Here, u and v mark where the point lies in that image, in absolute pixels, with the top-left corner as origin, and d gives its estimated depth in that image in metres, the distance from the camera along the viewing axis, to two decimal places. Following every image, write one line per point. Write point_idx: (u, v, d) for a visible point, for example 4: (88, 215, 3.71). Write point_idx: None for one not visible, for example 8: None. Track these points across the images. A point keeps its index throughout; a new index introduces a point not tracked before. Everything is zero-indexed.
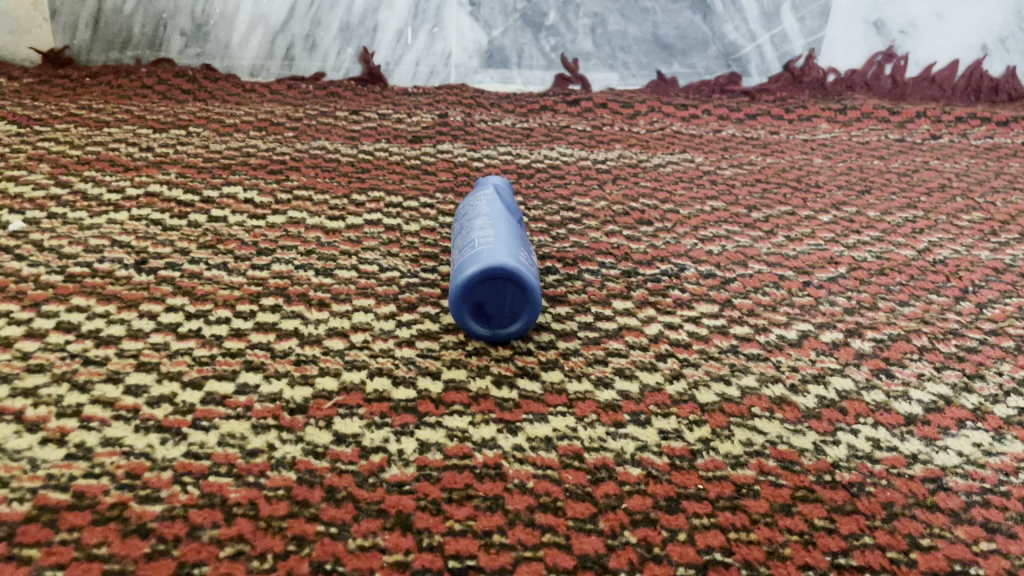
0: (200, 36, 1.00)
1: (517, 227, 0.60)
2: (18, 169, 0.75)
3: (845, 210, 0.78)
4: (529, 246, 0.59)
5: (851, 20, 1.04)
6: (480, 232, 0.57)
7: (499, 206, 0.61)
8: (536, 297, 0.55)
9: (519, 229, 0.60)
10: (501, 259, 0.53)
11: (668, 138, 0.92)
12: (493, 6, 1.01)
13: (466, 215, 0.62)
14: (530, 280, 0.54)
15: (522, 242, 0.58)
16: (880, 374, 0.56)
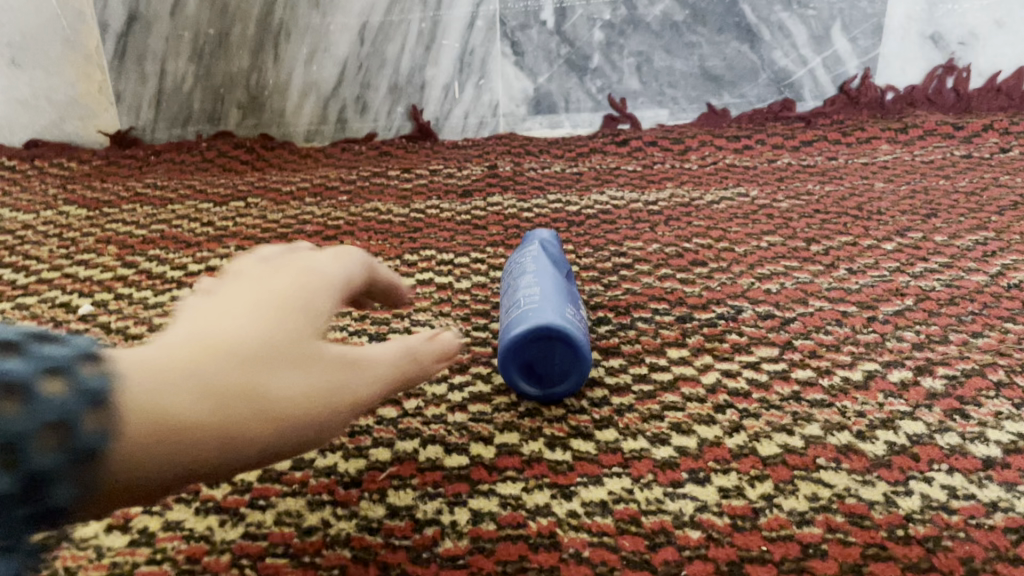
0: (256, 106, 1.03)
1: (565, 284, 0.60)
2: (88, 252, 0.78)
3: (911, 237, 0.75)
4: (578, 302, 0.59)
5: (906, 36, 1.01)
6: (528, 289, 0.57)
7: (545, 261, 0.61)
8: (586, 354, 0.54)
9: (567, 286, 0.60)
10: (548, 318, 0.53)
11: (721, 172, 0.91)
12: (537, 54, 1.03)
13: (512, 271, 0.62)
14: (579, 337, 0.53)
15: (571, 298, 0.58)
16: (954, 415, 0.53)
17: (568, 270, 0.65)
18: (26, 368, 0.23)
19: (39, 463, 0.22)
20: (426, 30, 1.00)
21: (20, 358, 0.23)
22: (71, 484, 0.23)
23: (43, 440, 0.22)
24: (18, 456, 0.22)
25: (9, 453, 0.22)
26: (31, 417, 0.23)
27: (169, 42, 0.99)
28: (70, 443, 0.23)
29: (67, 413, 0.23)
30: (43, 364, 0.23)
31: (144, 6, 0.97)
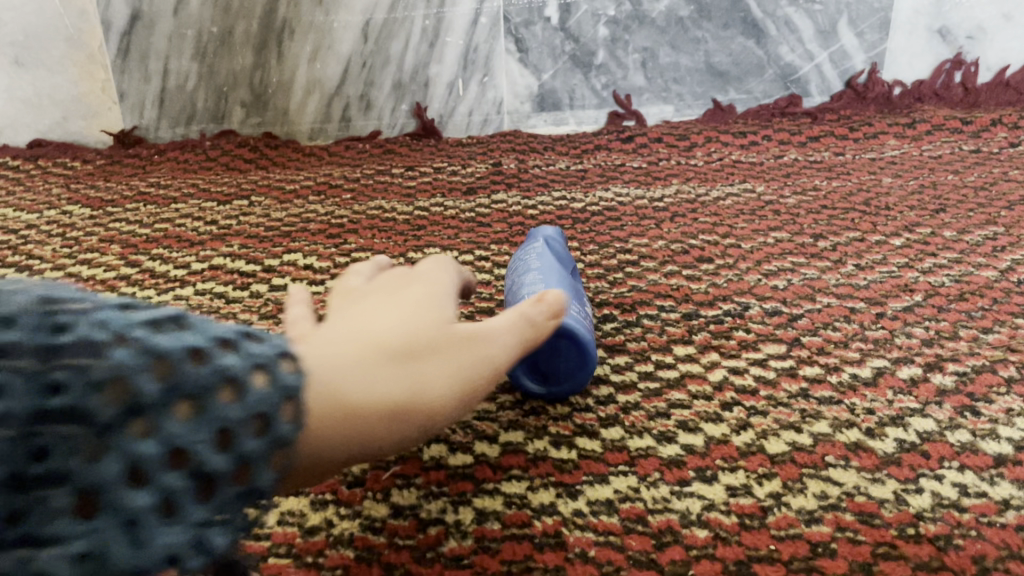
0: (259, 104, 1.03)
1: (570, 282, 0.59)
2: (91, 252, 0.77)
3: (919, 232, 0.74)
4: (583, 300, 0.58)
5: (913, 30, 1.00)
6: (534, 287, 0.56)
7: (550, 259, 0.60)
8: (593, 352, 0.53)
9: (572, 284, 0.59)
10: None
11: (727, 168, 0.90)
12: (542, 50, 1.02)
13: (517, 268, 0.61)
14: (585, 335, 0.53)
15: (577, 296, 0.57)
16: (965, 412, 0.53)
17: (572, 267, 0.64)
18: (239, 365, 0.28)
19: (247, 446, 0.27)
20: (429, 27, 0.99)
21: (234, 355, 0.28)
22: (270, 468, 0.28)
23: (252, 428, 0.27)
24: (232, 440, 0.27)
25: (225, 435, 0.27)
26: (242, 406, 0.27)
27: (172, 41, 0.99)
28: (272, 431, 0.28)
29: (269, 407, 0.28)
30: (254, 360, 0.28)
31: (147, 4, 0.97)
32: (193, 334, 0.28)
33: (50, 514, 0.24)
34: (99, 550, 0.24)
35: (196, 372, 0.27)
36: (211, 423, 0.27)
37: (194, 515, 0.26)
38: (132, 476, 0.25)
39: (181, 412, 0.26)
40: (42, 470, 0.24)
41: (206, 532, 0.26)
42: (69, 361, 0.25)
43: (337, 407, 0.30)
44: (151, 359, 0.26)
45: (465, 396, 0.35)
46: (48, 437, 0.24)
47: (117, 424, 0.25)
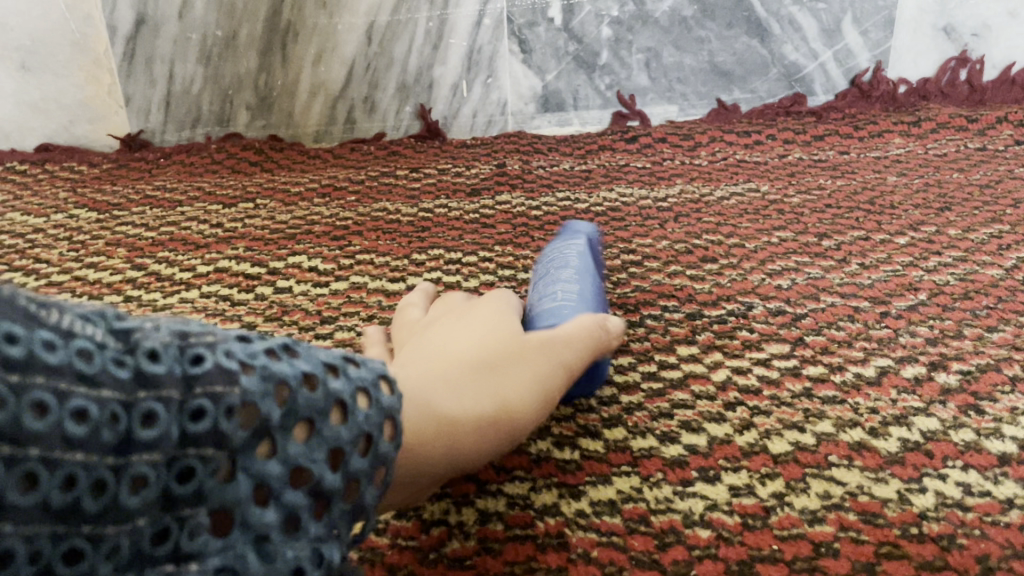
0: (264, 108, 1.04)
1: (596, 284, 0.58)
2: (97, 255, 0.78)
3: (924, 231, 0.74)
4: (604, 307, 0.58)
5: (917, 29, 1.00)
6: (562, 284, 0.56)
7: (589, 263, 0.60)
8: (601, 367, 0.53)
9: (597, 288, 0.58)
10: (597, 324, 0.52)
11: (732, 168, 0.90)
12: (545, 51, 1.02)
13: (554, 259, 0.61)
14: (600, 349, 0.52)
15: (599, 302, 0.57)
16: (969, 411, 0.52)
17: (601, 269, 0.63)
18: (345, 390, 0.32)
19: (354, 464, 0.31)
20: (433, 29, 1.00)
21: (339, 380, 0.32)
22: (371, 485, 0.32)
23: (359, 447, 0.31)
24: (342, 458, 0.31)
25: (336, 454, 0.31)
26: (350, 427, 0.31)
27: (178, 44, 0.99)
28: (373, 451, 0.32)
29: (370, 428, 0.32)
30: (355, 384, 0.32)
31: (152, 9, 0.97)
32: (308, 362, 0.32)
33: (193, 532, 0.26)
34: (234, 564, 0.27)
35: (314, 397, 0.30)
36: (327, 443, 0.30)
37: (313, 530, 0.29)
38: (262, 493, 0.28)
39: (299, 434, 0.30)
40: (185, 490, 0.26)
41: (321, 544, 0.30)
42: (209, 390, 0.27)
43: (434, 427, 0.38)
44: (275, 386, 0.29)
45: (530, 418, 0.44)
46: (190, 460, 0.26)
47: (251, 447, 0.28)
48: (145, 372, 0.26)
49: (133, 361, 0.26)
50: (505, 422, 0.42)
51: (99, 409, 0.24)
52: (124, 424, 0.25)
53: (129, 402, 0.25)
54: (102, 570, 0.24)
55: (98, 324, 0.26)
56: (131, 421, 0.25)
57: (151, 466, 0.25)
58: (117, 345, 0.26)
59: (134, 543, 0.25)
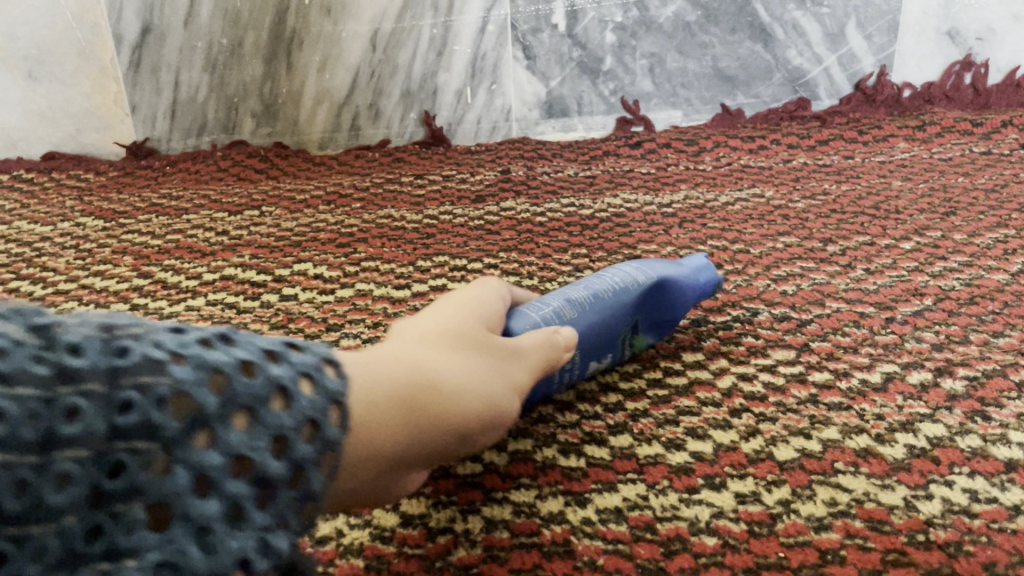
0: (269, 115, 1.04)
1: (596, 319, 0.56)
2: (104, 263, 0.78)
3: (929, 235, 0.74)
4: (589, 343, 0.56)
5: (921, 33, 1.00)
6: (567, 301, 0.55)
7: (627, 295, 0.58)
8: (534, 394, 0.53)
9: (597, 322, 0.56)
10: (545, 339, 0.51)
11: (736, 173, 0.90)
12: (549, 57, 1.02)
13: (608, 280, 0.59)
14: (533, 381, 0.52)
15: (577, 336, 0.55)
16: (975, 417, 0.52)
17: (645, 305, 0.59)
18: (288, 374, 0.29)
19: (303, 452, 0.28)
20: (437, 36, 1.00)
21: (282, 365, 0.30)
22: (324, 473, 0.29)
23: (306, 433, 0.28)
24: (289, 445, 0.28)
25: (283, 442, 0.28)
26: (293, 413, 0.28)
27: (183, 53, 1.00)
28: (325, 436, 0.29)
29: (320, 412, 0.29)
30: (300, 369, 0.30)
31: (157, 17, 0.98)
32: (246, 349, 0.29)
33: (129, 528, 0.24)
34: (175, 559, 0.24)
35: (250, 383, 0.28)
36: (271, 429, 0.28)
37: (261, 521, 0.27)
38: (200, 486, 0.26)
39: (240, 422, 0.27)
40: (117, 485, 0.24)
41: (270, 536, 0.27)
42: (134, 379, 0.25)
43: (397, 398, 0.33)
44: (207, 373, 0.27)
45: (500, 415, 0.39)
46: (121, 453, 0.24)
47: (185, 438, 0.26)
48: (66, 367, 0.24)
49: (52, 357, 0.25)
50: (477, 399, 0.37)
51: (18, 408, 0.23)
52: (46, 421, 0.24)
53: (48, 398, 0.24)
54: (29, 572, 0.23)
55: (16, 323, 0.25)
56: (52, 417, 0.24)
57: (76, 463, 0.24)
58: (37, 342, 0.25)
59: (65, 544, 0.23)
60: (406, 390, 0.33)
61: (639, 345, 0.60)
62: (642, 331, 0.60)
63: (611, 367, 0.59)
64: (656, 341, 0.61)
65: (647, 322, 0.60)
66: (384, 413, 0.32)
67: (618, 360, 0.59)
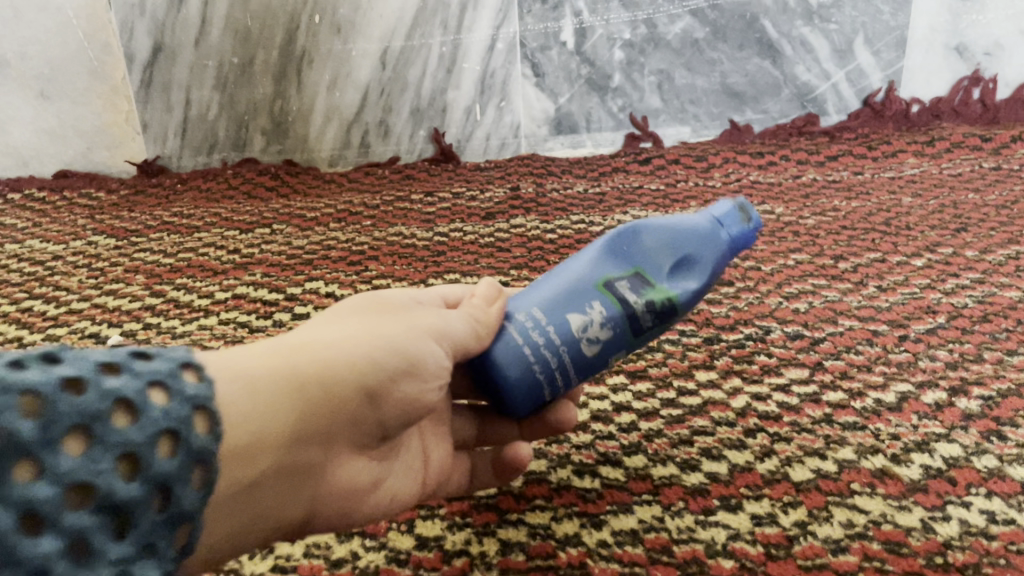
0: (280, 132, 1.04)
1: (553, 274, 0.47)
2: (116, 282, 0.78)
3: (941, 252, 0.74)
4: (552, 295, 0.45)
5: (929, 48, 1.00)
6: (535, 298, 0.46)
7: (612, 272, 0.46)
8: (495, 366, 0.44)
9: (555, 278, 0.46)
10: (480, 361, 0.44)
11: (746, 190, 0.90)
12: (558, 74, 1.02)
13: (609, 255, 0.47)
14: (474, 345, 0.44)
15: (531, 292, 0.46)
16: (991, 437, 0.52)
17: (637, 248, 0.47)
18: (130, 387, 0.30)
19: (149, 467, 0.30)
20: (446, 54, 1.00)
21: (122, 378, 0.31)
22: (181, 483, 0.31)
23: (152, 449, 0.30)
24: (134, 463, 0.30)
25: (129, 458, 0.30)
26: (138, 428, 0.30)
27: (194, 71, 1.00)
28: (178, 446, 0.31)
29: (169, 424, 0.31)
30: (145, 381, 0.31)
31: (168, 36, 0.98)
32: (80, 362, 0.30)
33: None
34: None
35: (85, 400, 0.29)
36: (114, 448, 0.29)
37: (109, 546, 0.29)
38: (33, 522, 0.27)
39: (76, 448, 0.29)
40: None
41: (124, 558, 0.29)
42: None
43: (259, 392, 0.35)
44: (28, 401, 0.28)
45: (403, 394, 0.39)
46: None
47: (9, 473, 0.27)
48: None
49: None
50: (363, 356, 0.38)
51: None
52: None
53: None
54: None
55: None
56: None
57: None
58: None
59: None
60: (270, 371, 0.35)
61: (662, 293, 0.45)
62: (653, 279, 0.46)
63: (633, 328, 0.45)
64: (701, 283, 0.46)
65: (654, 265, 0.46)
66: (247, 404, 0.34)
67: (630, 312, 0.45)
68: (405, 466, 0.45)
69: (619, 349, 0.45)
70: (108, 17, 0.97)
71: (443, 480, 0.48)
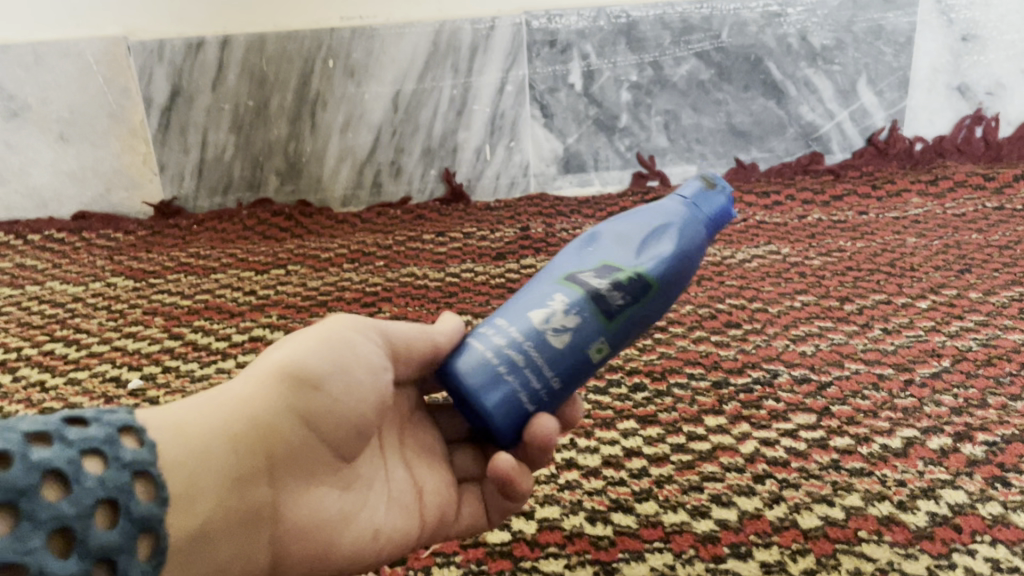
0: (294, 173, 1.06)
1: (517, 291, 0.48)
2: (135, 324, 0.80)
3: (945, 294, 0.75)
4: (517, 303, 0.46)
5: (931, 88, 1.02)
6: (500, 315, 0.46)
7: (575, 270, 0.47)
8: (464, 383, 0.44)
9: (524, 291, 0.47)
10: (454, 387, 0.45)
11: (752, 230, 0.91)
12: (566, 115, 1.04)
13: (571, 260, 0.48)
14: (445, 373, 0.45)
15: (498, 311, 0.47)
16: (995, 483, 0.53)
17: (601, 246, 0.48)
18: (60, 459, 0.34)
19: (84, 538, 0.33)
20: (457, 96, 1.03)
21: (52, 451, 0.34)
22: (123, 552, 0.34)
23: (85, 520, 0.33)
24: (67, 535, 0.33)
25: (61, 532, 0.33)
26: (68, 500, 0.33)
27: (211, 114, 1.02)
28: (113, 516, 0.34)
29: (100, 494, 0.34)
30: (73, 453, 0.34)
31: (186, 80, 1.01)
32: (9, 437, 0.33)
33: None
34: None
35: (12, 475, 0.32)
36: (44, 523, 0.32)
37: None
38: None
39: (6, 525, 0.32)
40: None
41: None
42: None
43: (189, 435, 0.39)
44: None
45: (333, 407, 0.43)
46: None
47: None
48: None
49: None
50: (275, 385, 0.42)
51: None
52: None
53: None
54: None
55: None
56: None
57: None
58: None
59: None
60: (191, 417, 0.39)
61: (628, 271, 0.46)
62: (619, 263, 0.46)
63: (604, 309, 0.45)
64: (671, 251, 0.47)
65: (619, 254, 0.47)
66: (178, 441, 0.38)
67: (595, 293, 0.45)
68: (384, 499, 0.46)
69: (596, 335, 0.44)
70: (128, 62, 1.00)
71: (447, 515, 0.48)
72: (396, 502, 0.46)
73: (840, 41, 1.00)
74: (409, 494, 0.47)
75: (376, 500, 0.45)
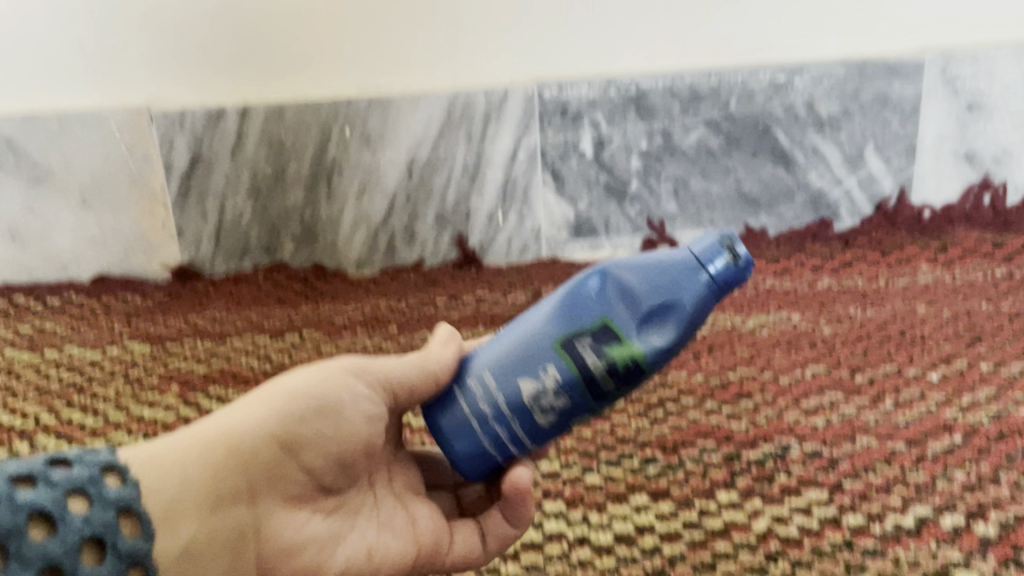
0: (309, 237, 1.07)
1: (522, 331, 0.51)
2: (152, 391, 0.81)
3: (956, 365, 0.76)
4: (516, 357, 0.50)
5: (939, 155, 1.03)
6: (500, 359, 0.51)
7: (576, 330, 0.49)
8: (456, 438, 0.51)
9: (528, 332, 0.50)
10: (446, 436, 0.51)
11: (762, 297, 0.92)
12: (577, 180, 1.06)
13: (578, 308, 0.49)
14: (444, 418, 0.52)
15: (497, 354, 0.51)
16: (1009, 563, 0.52)
17: (612, 304, 0.49)
18: (44, 500, 0.38)
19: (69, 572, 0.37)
20: (470, 164, 1.05)
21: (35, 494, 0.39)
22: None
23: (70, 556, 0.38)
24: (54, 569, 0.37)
25: (50, 568, 0.37)
26: (53, 538, 0.38)
27: (230, 180, 1.05)
28: (97, 550, 0.39)
29: (84, 531, 0.39)
30: (55, 494, 0.39)
31: (206, 148, 1.03)
32: None
33: None
34: None
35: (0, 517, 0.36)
36: (32, 561, 0.36)
37: None
38: None
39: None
40: None
41: None
42: None
43: (179, 463, 0.44)
44: None
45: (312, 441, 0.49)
46: None
47: None
48: None
49: None
50: (261, 421, 0.48)
51: None
52: None
53: None
54: None
55: None
56: None
57: None
58: None
59: None
60: (182, 448, 0.45)
61: (626, 350, 0.48)
62: (623, 335, 0.48)
63: (594, 389, 0.48)
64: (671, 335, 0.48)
65: (623, 324, 0.48)
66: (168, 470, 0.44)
67: (589, 375, 0.48)
68: (375, 525, 0.54)
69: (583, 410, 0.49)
70: (150, 130, 1.02)
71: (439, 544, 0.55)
72: (385, 529, 0.54)
73: (847, 110, 1.02)
74: (399, 525, 0.55)
75: (365, 527, 0.53)
